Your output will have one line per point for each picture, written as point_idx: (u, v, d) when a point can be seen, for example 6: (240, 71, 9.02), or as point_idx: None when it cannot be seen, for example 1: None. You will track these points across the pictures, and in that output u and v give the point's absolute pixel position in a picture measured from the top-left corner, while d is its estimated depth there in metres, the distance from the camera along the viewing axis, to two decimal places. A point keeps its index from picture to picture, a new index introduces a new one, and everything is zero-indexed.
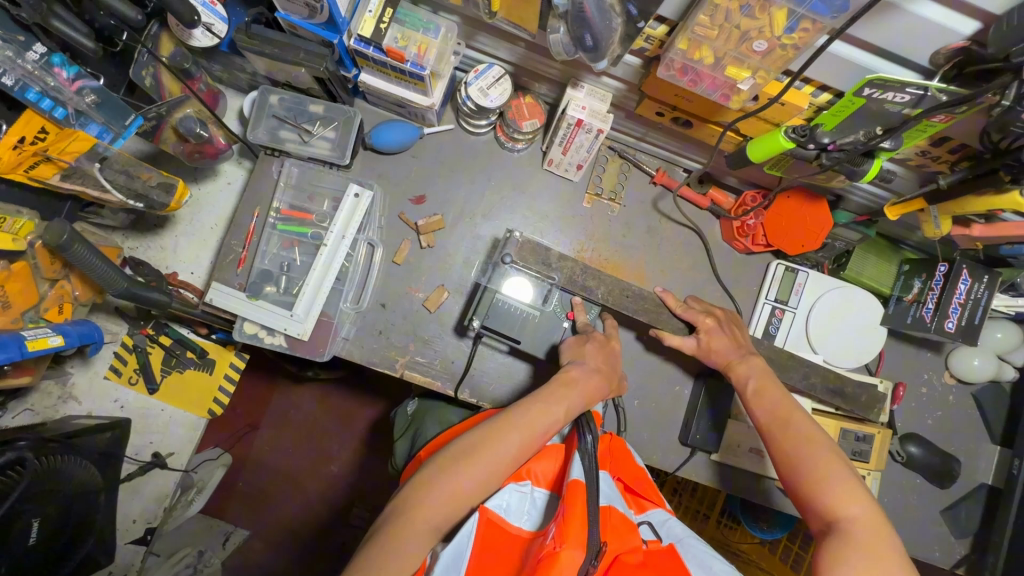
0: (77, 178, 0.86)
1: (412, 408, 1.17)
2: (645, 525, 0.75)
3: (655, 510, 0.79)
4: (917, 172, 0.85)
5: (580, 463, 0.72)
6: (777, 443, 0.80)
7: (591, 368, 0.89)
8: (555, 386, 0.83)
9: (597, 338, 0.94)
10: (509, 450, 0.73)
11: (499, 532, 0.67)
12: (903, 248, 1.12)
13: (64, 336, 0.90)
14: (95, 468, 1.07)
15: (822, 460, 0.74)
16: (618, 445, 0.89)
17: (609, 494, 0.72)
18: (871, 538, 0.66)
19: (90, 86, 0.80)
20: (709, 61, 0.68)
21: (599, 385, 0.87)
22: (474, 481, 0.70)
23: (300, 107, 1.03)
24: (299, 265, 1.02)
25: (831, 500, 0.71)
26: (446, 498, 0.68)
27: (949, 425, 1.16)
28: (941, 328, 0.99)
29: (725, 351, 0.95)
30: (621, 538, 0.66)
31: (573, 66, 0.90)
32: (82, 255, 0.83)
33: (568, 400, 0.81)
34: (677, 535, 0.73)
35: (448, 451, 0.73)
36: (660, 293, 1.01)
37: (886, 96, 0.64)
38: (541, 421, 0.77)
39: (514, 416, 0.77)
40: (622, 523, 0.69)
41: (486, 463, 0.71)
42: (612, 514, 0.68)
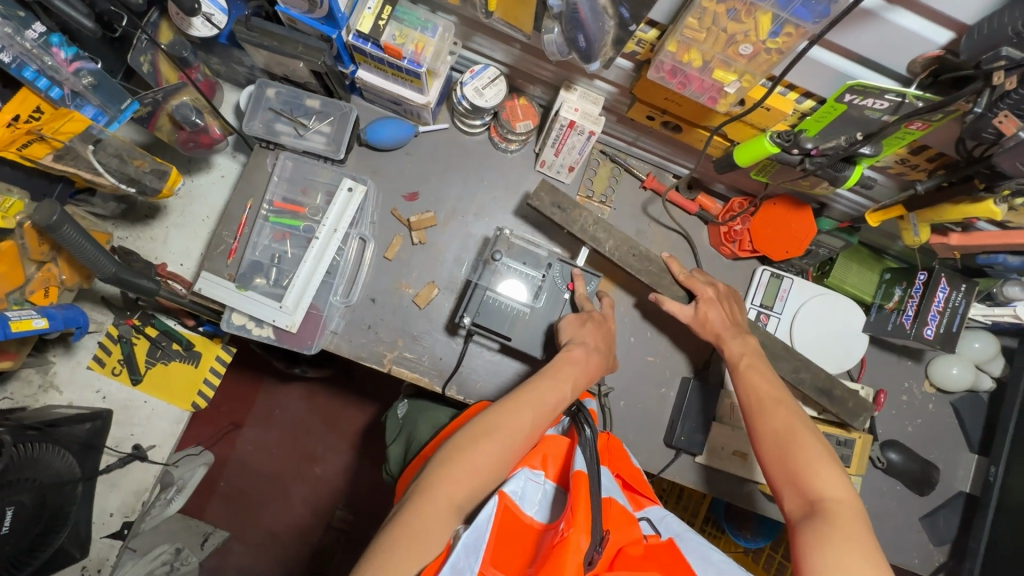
0: (69, 160, 0.86)
1: (401, 411, 1.16)
2: (644, 521, 0.75)
3: (653, 507, 0.79)
4: (897, 179, 0.87)
5: (582, 455, 0.72)
6: (765, 423, 0.80)
7: (593, 348, 0.90)
8: (557, 363, 0.84)
9: (596, 318, 0.95)
10: (523, 427, 0.75)
11: (514, 520, 0.67)
12: (885, 257, 1.14)
13: (49, 319, 0.88)
14: (74, 460, 1.08)
15: (810, 442, 0.75)
16: (617, 445, 0.89)
17: (609, 487, 0.73)
18: (850, 517, 0.67)
19: (88, 69, 0.80)
20: (697, 64, 0.70)
21: (599, 363, 0.89)
22: (491, 460, 0.71)
23: (297, 101, 1.04)
24: (290, 257, 1.03)
25: (817, 481, 0.72)
26: (466, 476, 0.69)
27: (929, 433, 1.18)
28: (920, 334, 1.01)
29: (719, 325, 0.96)
30: (625, 529, 0.67)
31: (567, 68, 0.92)
32: (71, 236, 0.82)
33: (573, 379, 0.83)
34: (676, 530, 0.73)
35: (463, 432, 0.73)
36: (666, 259, 1.02)
37: (866, 102, 0.67)
38: (550, 398, 0.79)
39: (524, 391, 0.79)
40: (622, 514, 0.69)
41: (501, 441, 0.72)
42: (612, 505, 0.70)
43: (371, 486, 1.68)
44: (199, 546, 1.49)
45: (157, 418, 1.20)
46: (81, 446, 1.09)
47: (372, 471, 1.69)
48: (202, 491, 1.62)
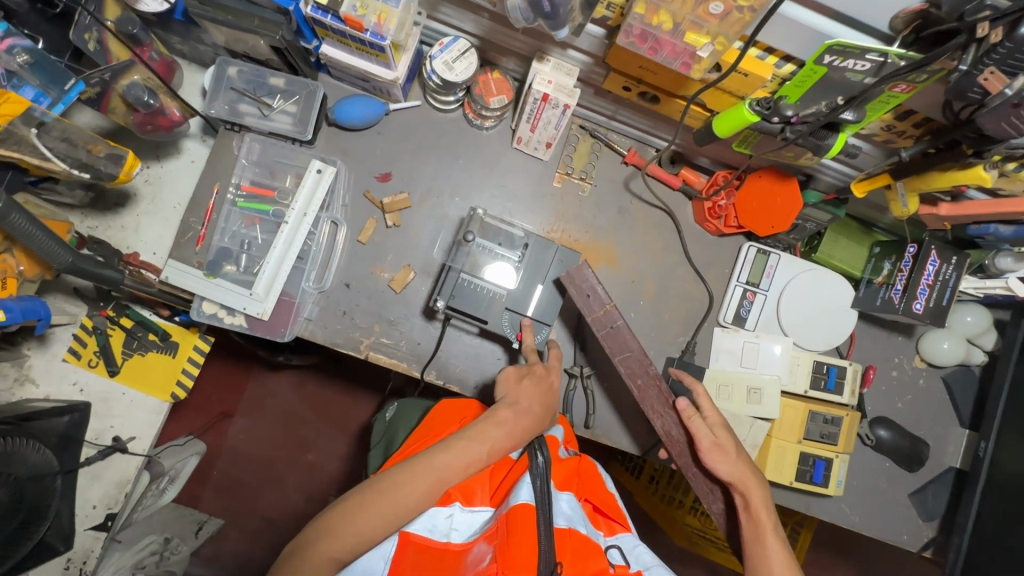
0: (13, 144, 0.80)
1: (390, 413, 1.15)
2: (614, 549, 0.77)
3: (625, 534, 0.81)
4: (883, 148, 0.83)
5: (530, 485, 0.73)
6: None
7: (524, 410, 0.85)
8: (481, 424, 0.81)
9: (535, 373, 0.91)
10: (420, 489, 0.74)
11: (422, 553, 0.72)
12: (875, 230, 1.11)
13: (6, 311, 0.85)
14: (52, 453, 1.07)
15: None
16: (587, 467, 0.91)
17: (570, 515, 0.74)
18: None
19: (21, 45, 0.83)
20: (668, 26, 0.66)
21: (529, 426, 0.84)
22: (380, 519, 0.71)
23: (260, 80, 1.00)
24: (260, 243, 1.00)
25: None
26: (349, 535, 0.70)
27: (920, 409, 1.16)
28: (908, 309, 0.98)
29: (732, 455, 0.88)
30: (587, 561, 0.70)
31: (538, 38, 0.88)
32: (20, 224, 0.79)
33: (491, 440, 0.80)
34: (647, 562, 0.75)
35: (360, 489, 0.74)
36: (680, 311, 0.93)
37: (846, 63, 0.63)
38: (458, 460, 0.77)
39: (432, 451, 0.77)
40: (584, 547, 0.71)
41: (393, 502, 0.72)
42: (570, 538, 0.72)
43: (362, 473, 1.68)
44: (194, 534, 1.49)
45: (135, 409, 1.18)
46: (59, 439, 1.08)
47: (362, 458, 1.69)
48: (195, 480, 1.62)
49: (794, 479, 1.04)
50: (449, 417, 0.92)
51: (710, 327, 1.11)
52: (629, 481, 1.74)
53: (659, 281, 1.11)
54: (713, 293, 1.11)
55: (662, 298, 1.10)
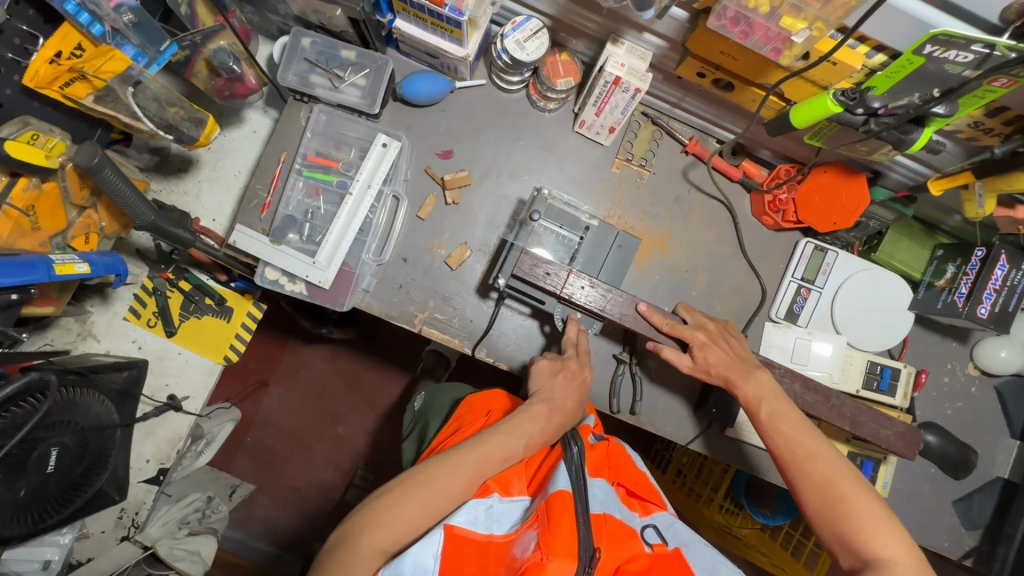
0: (110, 102, 0.85)
1: (419, 404, 1.20)
2: (650, 528, 0.77)
3: (660, 512, 0.80)
4: (966, 145, 0.81)
5: (565, 474, 0.73)
6: (806, 478, 0.78)
7: (557, 406, 0.89)
8: (516, 419, 0.84)
9: (569, 368, 0.94)
10: (461, 480, 0.75)
11: (467, 547, 0.66)
12: (938, 233, 1.09)
13: (91, 265, 0.89)
14: (112, 405, 1.10)
15: (861, 498, 0.74)
16: (616, 450, 0.89)
17: (603, 501, 0.74)
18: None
19: (129, 5, 0.78)
20: (764, 10, 0.65)
21: (561, 424, 0.88)
22: (424, 511, 0.72)
23: (332, 52, 1.01)
24: (323, 213, 1.02)
25: (818, 470, 0.78)
26: (394, 525, 0.70)
27: (970, 416, 1.14)
28: (973, 313, 0.97)
29: (725, 366, 0.92)
30: (623, 546, 0.70)
31: (616, 19, 0.87)
32: (110, 180, 0.82)
33: (525, 435, 0.82)
34: (683, 539, 0.75)
35: (400, 480, 0.74)
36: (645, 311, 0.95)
37: (948, 54, 0.62)
38: (496, 453, 0.79)
39: (470, 444, 0.78)
40: (620, 531, 0.71)
41: (435, 494, 0.73)
42: (607, 522, 0.71)
43: (392, 447, 1.71)
44: (228, 497, 1.56)
45: (190, 369, 1.22)
46: (119, 393, 1.11)
47: (395, 433, 1.72)
48: (231, 444, 1.66)
49: None
50: (478, 411, 0.94)
51: (761, 321, 1.10)
52: (656, 474, 1.76)
53: (712, 272, 1.10)
54: (766, 288, 1.11)
55: (714, 289, 1.10)
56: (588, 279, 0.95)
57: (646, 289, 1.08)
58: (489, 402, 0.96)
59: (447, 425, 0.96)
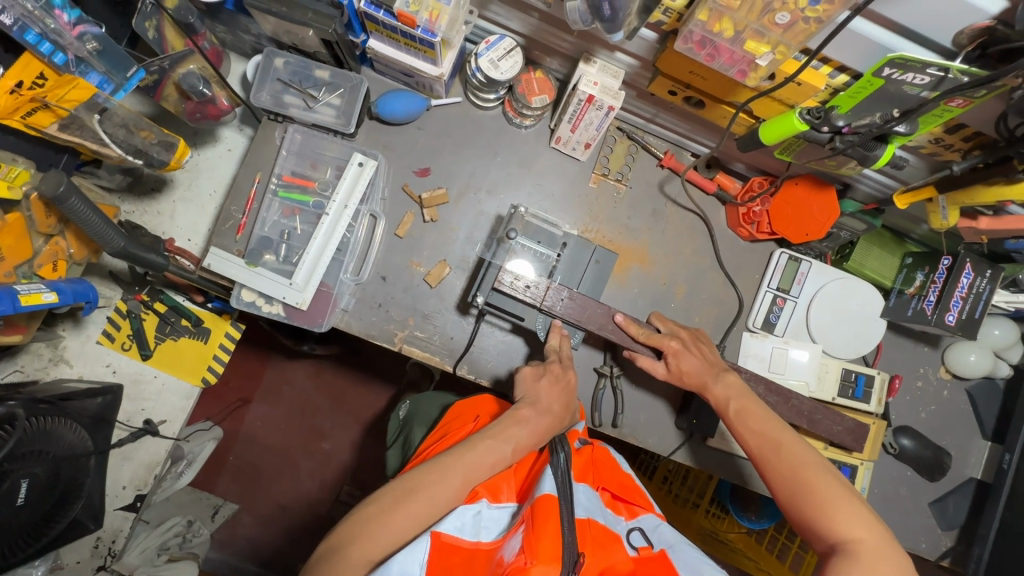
0: (75, 130, 0.83)
1: (404, 412, 1.18)
2: (636, 531, 0.77)
3: (645, 514, 0.80)
4: (929, 160, 0.83)
5: (552, 477, 0.70)
6: (774, 470, 0.79)
7: (545, 409, 0.87)
8: (504, 423, 0.82)
9: (552, 371, 0.93)
10: (450, 488, 0.72)
11: (454, 556, 0.65)
12: (908, 241, 1.12)
13: (58, 294, 0.87)
14: (86, 433, 1.07)
15: (825, 483, 0.75)
16: (602, 453, 0.89)
17: (587, 506, 0.72)
18: (877, 561, 0.68)
19: (92, 32, 0.80)
20: (728, 34, 0.66)
21: (550, 426, 0.86)
22: (413, 520, 0.69)
23: (306, 72, 1.01)
24: (300, 233, 1.02)
25: (785, 461, 0.79)
26: (384, 534, 0.68)
27: (943, 419, 1.17)
28: (941, 320, 0.99)
29: (697, 373, 0.93)
30: (604, 552, 0.69)
31: (587, 39, 0.88)
32: (78, 209, 0.81)
33: (515, 438, 0.80)
34: (669, 541, 0.75)
35: (388, 489, 0.72)
36: (622, 321, 0.97)
37: (905, 76, 0.64)
38: (485, 459, 0.76)
39: (460, 450, 0.76)
40: (603, 535, 0.71)
41: (425, 503, 0.70)
42: (590, 527, 0.70)
43: (377, 463, 1.69)
44: (210, 518, 1.52)
45: (166, 393, 1.20)
46: (93, 419, 1.09)
47: (380, 448, 1.70)
48: (212, 465, 1.63)
49: None
50: (466, 416, 0.92)
51: (739, 331, 1.12)
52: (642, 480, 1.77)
53: (690, 284, 1.11)
54: (743, 299, 1.12)
55: (693, 301, 1.11)
56: (568, 291, 0.97)
57: (626, 302, 1.09)
58: (479, 408, 0.94)
59: (435, 430, 0.94)
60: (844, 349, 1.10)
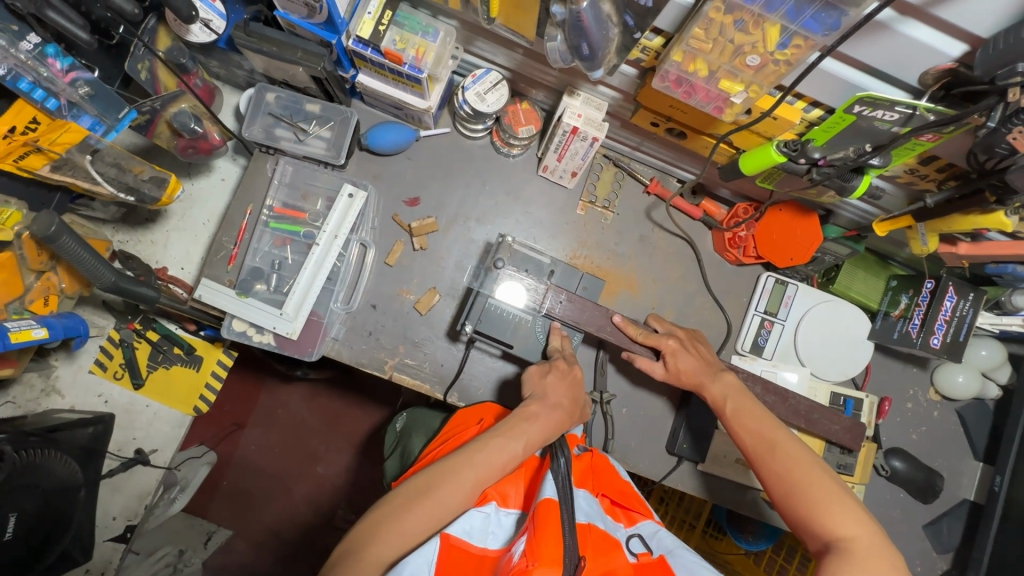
0: (68, 170, 0.86)
1: (400, 424, 1.17)
2: (635, 538, 0.73)
3: (645, 521, 0.76)
4: (906, 189, 0.85)
5: (553, 483, 0.70)
6: (768, 469, 0.78)
7: (553, 404, 0.84)
8: (513, 420, 0.79)
9: (558, 368, 0.91)
10: (462, 489, 0.71)
11: (462, 557, 0.64)
12: (891, 264, 1.13)
13: (48, 329, 0.90)
14: (76, 464, 1.07)
15: (819, 481, 0.74)
16: (601, 461, 0.86)
17: (588, 511, 0.70)
18: (872, 558, 0.66)
19: (84, 78, 0.81)
20: (703, 73, 0.68)
21: (562, 422, 0.82)
22: (425, 521, 0.68)
23: (297, 106, 1.03)
24: (290, 263, 1.03)
25: (779, 459, 0.78)
26: (397, 536, 0.67)
27: (934, 440, 1.17)
28: (926, 343, 1.01)
29: (696, 372, 0.93)
30: (607, 556, 0.65)
31: (570, 74, 0.91)
32: (69, 247, 0.83)
33: (528, 435, 0.77)
34: (668, 547, 0.71)
35: (400, 491, 0.70)
36: (619, 322, 0.99)
37: (876, 113, 0.65)
38: (496, 459, 0.74)
39: (471, 450, 0.74)
40: (604, 541, 0.67)
41: (437, 502, 0.69)
42: (591, 533, 0.67)
43: (371, 488, 1.68)
44: (202, 545, 1.51)
45: (158, 423, 1.23)
46: (84, 451, 1.09)
47: (373, 472, 1.69)
48: (205, 490, 1.61)
49: None
50: (469, 421, 0.90)
51: (728, 354, 1.12)
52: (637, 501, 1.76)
53: (679, 308, 1.12)
54: (731, 321, 1.13)
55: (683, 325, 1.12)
56: (566, 295, 1.01)
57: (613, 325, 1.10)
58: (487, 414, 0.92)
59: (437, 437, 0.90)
60: (832, 372, 1.10)
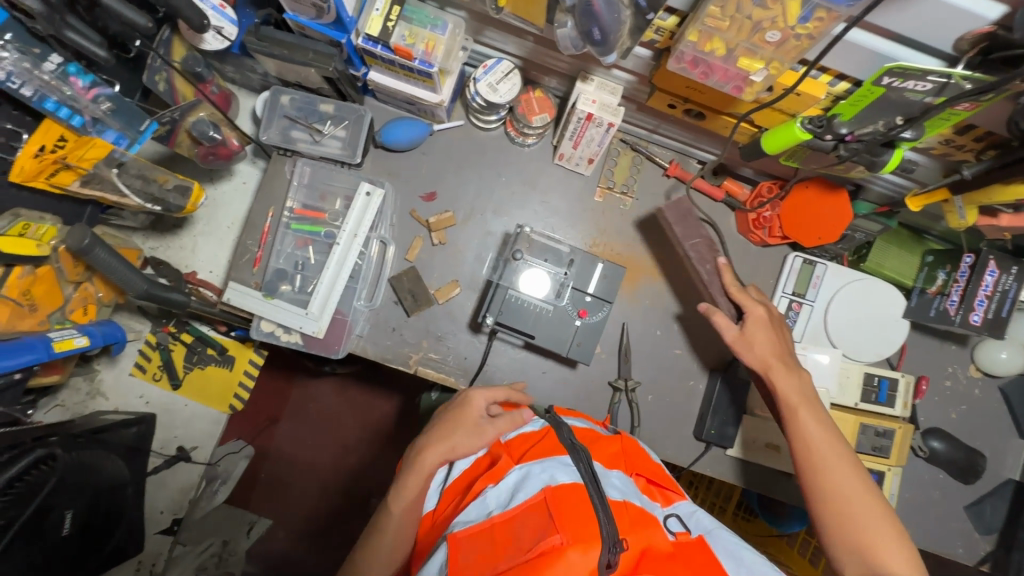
0: (97, 185, 0.89)
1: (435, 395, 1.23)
2: (673, 517, 0.67)
3: (681, 501, 0.71)
4: (942, 160, 0.81)
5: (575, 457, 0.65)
6: (791, 430, 0.80)
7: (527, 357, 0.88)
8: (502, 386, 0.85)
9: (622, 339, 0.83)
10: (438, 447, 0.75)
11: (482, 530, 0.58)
12: (927, 238, 1.08)
13: (89, 337, 0.95)
14: (123, 462, 1.13)
15: (838, 456, 0.76)
16: (631, 445, 0.82)
17: (620, 489, 0.66)
18: (872, 530, 0.70)
19: (105, 94, 0.83)
20: (720, 53, 0.66)
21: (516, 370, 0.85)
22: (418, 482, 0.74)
23: (311, 107, 1.04)
24: (313, 264, 1.04)
25: (803, 423, 0.79)
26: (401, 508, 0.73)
27: (976, 419, 1.13)
28: (965, 321, 0.97)
29: (766, 350, 0.86)
30: (643, 531, 0.61)
31: (582, 59, 0.89)
32: (103, 257, 0.86)
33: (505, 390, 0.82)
34: (707, 527, 0.66)
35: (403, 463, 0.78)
36: (721, 265, 0.91)
37: (907, 85, 0.62)
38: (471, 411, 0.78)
39: (454, 410, 0.79)
40: (640, 517, 0.62)
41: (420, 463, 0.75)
42: (626, 509, 0.63)
43: None
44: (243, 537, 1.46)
45: (196, 420, 1.28)
46: (129, 449, 1.15)
47: None
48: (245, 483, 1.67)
49: None
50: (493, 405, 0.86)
51: None
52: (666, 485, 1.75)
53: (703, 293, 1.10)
54: None
55: None
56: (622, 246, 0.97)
57: (635, 312, 1.09)
58: None
59: None
60: (861, 353, 1.07)
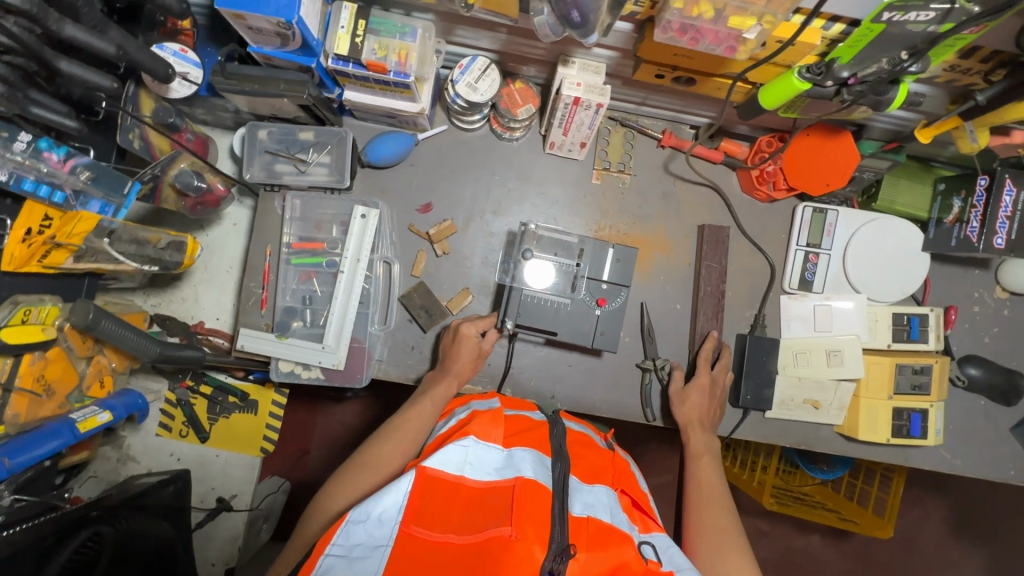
0: (91, 257, 0.86)
1: None
2: (646, 544, 0.60)
3: (660, 534, 0.63)
4: (948, 87, 0.78)
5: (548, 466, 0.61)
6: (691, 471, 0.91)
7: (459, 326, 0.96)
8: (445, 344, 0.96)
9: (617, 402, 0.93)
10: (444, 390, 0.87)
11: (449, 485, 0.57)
12: (935, 166, 1.06)
13: (111, 411, 0.99)
14: (167, 525, 1.09)
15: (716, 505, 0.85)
16: (621, 462, 0.76)
17: (590, 504, 0.60)
18: (721, 550, 0.77)
19: (83, 163, 0.82)
20: (709, 15, 0.63)
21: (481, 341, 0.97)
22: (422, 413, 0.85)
23: (290, 137, 1.01)
24: (320, 296, 1.02)
25: (698, 469, 0.91)
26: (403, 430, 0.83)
27: (1010, 339, 1.11)
28: (990, 245, 0.93)
29: (697, 411, 0.97)
30: (609, 550, 0.55)
31: (561, 43, 0.86)
32: (108, 328, 0.85)
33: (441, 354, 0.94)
34: (679, 564, 0.57)
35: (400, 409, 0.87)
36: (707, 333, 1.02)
37: (909, 16, 0.59)
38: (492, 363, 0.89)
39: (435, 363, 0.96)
40: (604, 534, 0.56)
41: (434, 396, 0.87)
42: (588, 525, 0.57)
43: None
44: None
45: (231, 468, 1.26)
46: (168, 509, 1.12)
47: None
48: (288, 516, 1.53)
49: (890, 436, 1.02)
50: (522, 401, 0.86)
51: (776, 295, 1.08)
52: None
53: None
54: (774, 261, 1.09)
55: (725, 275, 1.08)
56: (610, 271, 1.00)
57: (650, 290, 1.07)
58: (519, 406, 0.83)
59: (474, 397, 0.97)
60: (887, 295, 1.05)
